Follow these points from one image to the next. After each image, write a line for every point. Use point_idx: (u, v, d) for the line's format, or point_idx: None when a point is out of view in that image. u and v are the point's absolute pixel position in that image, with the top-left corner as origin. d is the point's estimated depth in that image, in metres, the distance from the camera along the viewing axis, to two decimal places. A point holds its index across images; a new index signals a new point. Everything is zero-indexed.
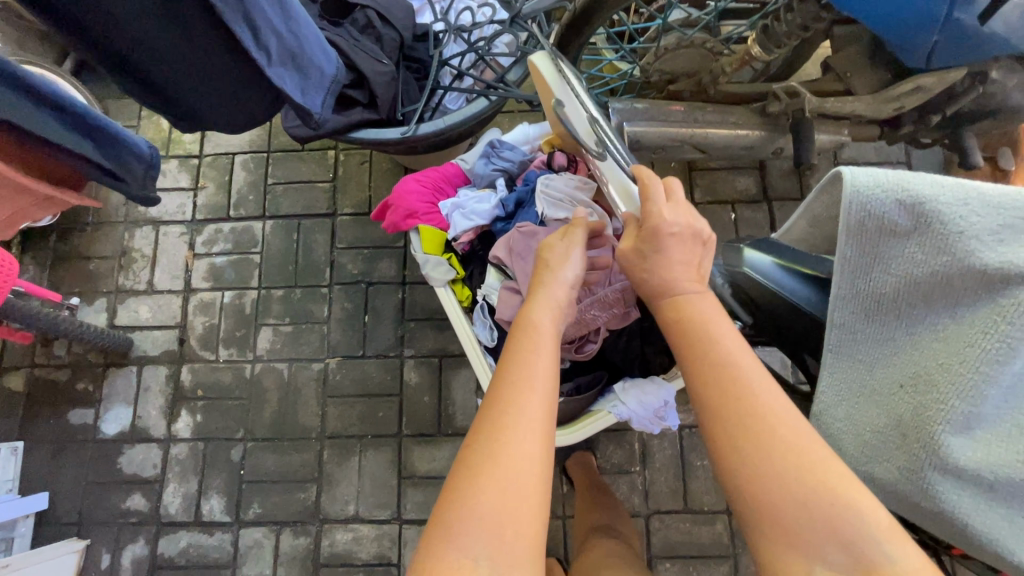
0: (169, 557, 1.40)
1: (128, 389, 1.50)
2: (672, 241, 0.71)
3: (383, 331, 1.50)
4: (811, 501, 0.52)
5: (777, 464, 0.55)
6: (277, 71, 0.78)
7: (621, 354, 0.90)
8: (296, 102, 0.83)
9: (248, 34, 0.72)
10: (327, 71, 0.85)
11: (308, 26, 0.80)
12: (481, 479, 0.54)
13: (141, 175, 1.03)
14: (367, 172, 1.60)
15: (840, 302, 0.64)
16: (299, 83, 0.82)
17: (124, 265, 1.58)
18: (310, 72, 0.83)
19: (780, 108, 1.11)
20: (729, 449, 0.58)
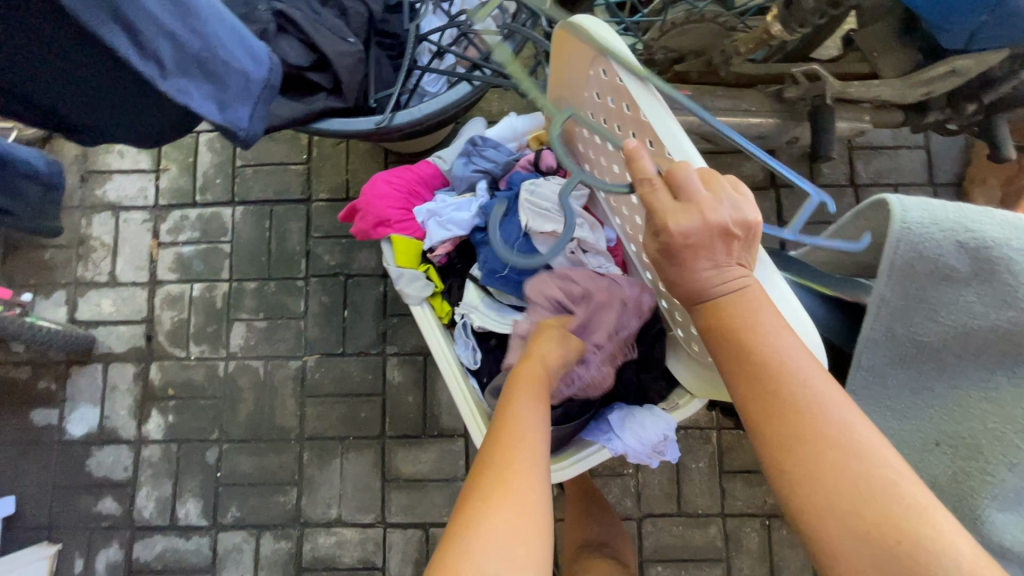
0: (145, 562, 1.35)
1: (93, 387, 1.41)
2: (694, 253, 0.55)
3: (364, 328, 1.41)
4: (871, 539, 0.46)
5: (837, 492, 0.48)
6: (177, 84, 0.66)
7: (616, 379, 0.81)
8: (214, 120, 0.72)
9: (125, 38, 0.59)
10: (254, 75, 0.74)
11: (216, 21, 0.68)
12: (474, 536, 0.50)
13: (37, 201, 0.98)
14: (344, 153, 1.47)
15: (870, 344, 0.54)
16: (214, 94, 0.70)
17: (82, 254, 1.46)
18: (228, 80, 0.71)
19: (798, 93, 0.99)
20: (777, 472, 0.52)
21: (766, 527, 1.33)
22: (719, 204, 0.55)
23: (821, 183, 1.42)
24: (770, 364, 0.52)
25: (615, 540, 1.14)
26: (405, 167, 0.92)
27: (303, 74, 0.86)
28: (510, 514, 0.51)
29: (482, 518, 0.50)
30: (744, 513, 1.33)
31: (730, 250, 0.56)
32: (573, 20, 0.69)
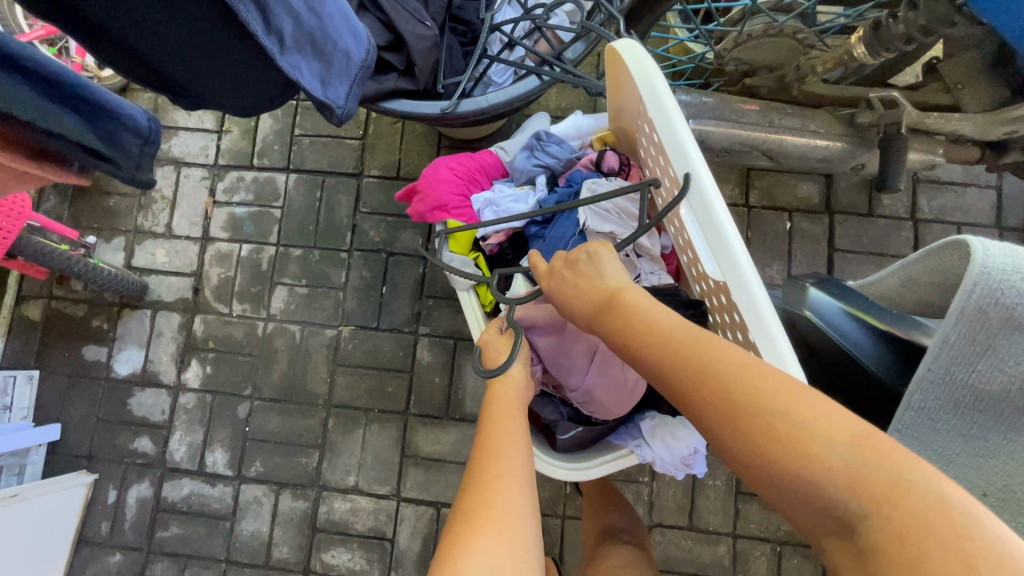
0: (171, 502, 1.42)
1: (141, 332, 1.48)
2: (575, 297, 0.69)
3: (400, 305, 1.44)
4: (780, 468, 0.47)
5: (740, 431, 0.49)
6: (291, 60, 0.68)
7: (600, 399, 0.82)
8: (317, 96, 0.73)
9: (257, 14, 0.61)
10: (354, 55, 0.76)
11: (331, 2, 0.71)
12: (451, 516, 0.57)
13: (137, 157, 0.80)
14: (399, 133, 1.50)
15: (924, 385, 0.53)
16: (320, 72, 0.73)
17: (143, 204, 1.53)
18: (333, 58, 0.73)
19: (871, 119, 0.97)
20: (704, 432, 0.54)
21: (776, 553, 1.31)
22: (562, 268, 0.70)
23: (878, 214, 1.39)
24: (670, 346, 0.57)
25: (634, 528, 1.14)
26: (465, 156, 0.94)
27: (380, 54, 0.88)
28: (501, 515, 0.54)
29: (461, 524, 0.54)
30: (755, 537, 1.32)
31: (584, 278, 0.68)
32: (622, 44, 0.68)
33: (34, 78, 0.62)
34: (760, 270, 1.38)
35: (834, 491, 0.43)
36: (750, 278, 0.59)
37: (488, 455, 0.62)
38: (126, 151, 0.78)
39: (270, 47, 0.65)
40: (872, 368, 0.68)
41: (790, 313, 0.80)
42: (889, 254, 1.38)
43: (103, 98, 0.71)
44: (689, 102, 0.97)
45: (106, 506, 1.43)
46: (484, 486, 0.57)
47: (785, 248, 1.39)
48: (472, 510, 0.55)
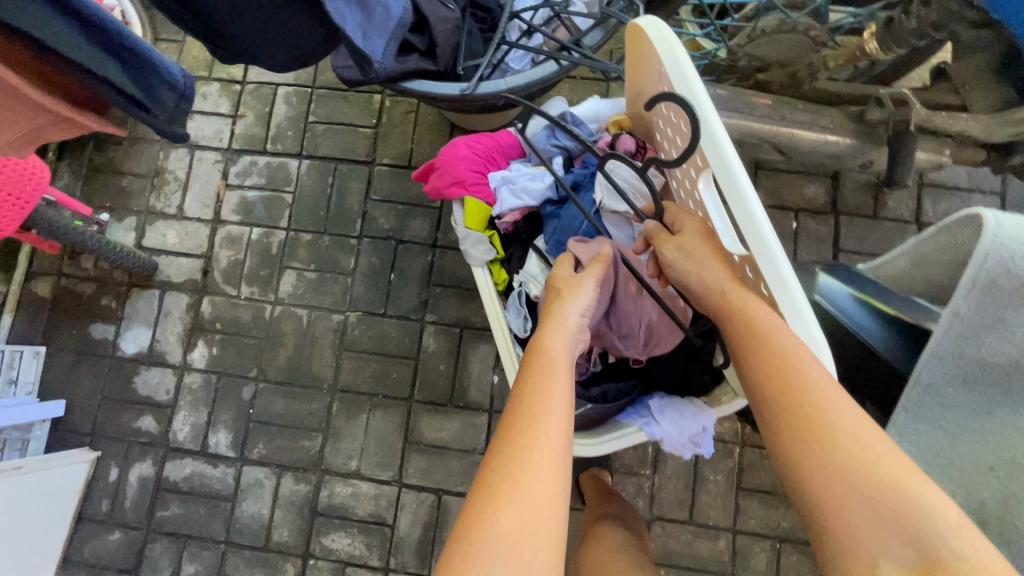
0: (173, 482, 1.41)
1: (149, 311, 1.49)
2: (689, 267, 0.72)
3: (407, 292, 1.45)
4: (871, 512, 0.51)
5: (836, 459, 0.54)
6: (338, 6, 0.69)
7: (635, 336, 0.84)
8: (357, 46, 0.73)
9: None
10: (393, 11, 0.77)
11: None
12: (503, 498, 0.55)
13: (172, 110, 0.78)
14: (412, 124, 1.52)
15: (933, 361, 0.55)
16: (360, 23, 0.73)
17: (156, 186, 1.55)
18: (374, 10, 0.73)
19: (880, 116, 0.98)
20: (794, 450, 0.56)
21: (775, 550, 1.31)
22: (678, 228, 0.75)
23: (883, 217, 1.41)
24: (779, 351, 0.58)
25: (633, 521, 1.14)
26: (484, 133, 0.95)
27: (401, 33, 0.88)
28: (539, 501, 0.55)
29: (504, 498, 0.55)
30: (755, 534, 1.32)
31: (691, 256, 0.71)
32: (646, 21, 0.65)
33: (79, 19, 0.62)
34: None
35: (934, 531, 0.49)
36: (777, 251, 0.58)
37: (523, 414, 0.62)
38: (160, 105, 0.76)
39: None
40: (879, 349, 0.69)
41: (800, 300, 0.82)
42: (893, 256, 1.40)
43: (147, 51, 0.70)
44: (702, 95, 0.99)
45: (107, 484, 1.42)
46: (515, 462, 0.57)
47: (791, 247, 1.41)
48: (502, 487, 0.56)
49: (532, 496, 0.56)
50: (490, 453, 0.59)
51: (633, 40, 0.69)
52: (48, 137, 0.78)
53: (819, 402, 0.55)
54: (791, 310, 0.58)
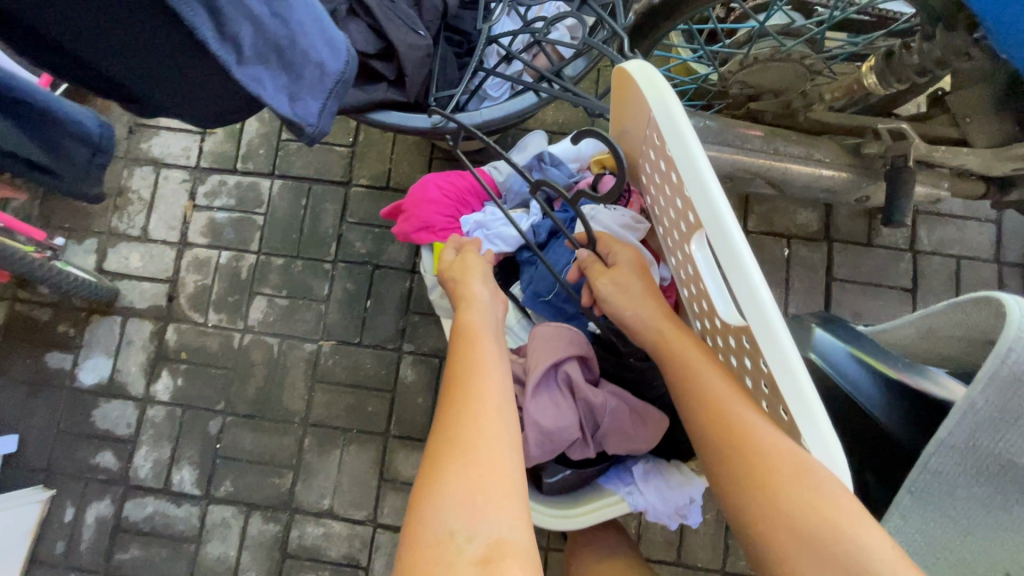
0: (133, 522, 1.33)
1: (109, 339, 1.41)
2: (630, 303, 0.73)
3: (384, 321, 1.38)
4: (812, 552, 0.49)
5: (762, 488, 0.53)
6: (250, 71, 0.63)
7: (616, 438, 0.80)
8: (282, 112, 0.68)
9: (208, 20, 0.56)
10: (332, 68, 0.70)
11: (304, 11, 0.65)
12: (448, 464, 0.59)
13: (85, 165, 0.89)
14: (390, 143, 1.45)
15: (945, 451, 0.49)
16: (287, 84, 0.67)
17: (119, 206, 1.46)
18: (303, 70, 0.67)
19: (877, 149, 0.94)
20: (736, 491, 0.55)
21: None
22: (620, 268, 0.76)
23: (877, 245, 1.37)
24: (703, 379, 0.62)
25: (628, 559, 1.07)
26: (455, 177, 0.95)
27: (368, 62, 0.84)
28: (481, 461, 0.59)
29: (450, 465, 0.59)
30: (745, 575, 1.27)
31: (629, 292, 0.74)
32: (633, 65, 0.60)
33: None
34: None
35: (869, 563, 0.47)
36: (782, 332, 0.50)
37: (461, 387, 0.67)
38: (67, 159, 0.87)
39: (226, 59, 0.60)
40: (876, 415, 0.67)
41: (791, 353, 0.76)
42: (887, 285, 1.35)
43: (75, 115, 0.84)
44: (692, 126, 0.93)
45: (63, 524, 1.34)
46: (457, 426, 0.62)
47: (783, 275, 1.36)
48: (443, 460, 0.60)
49: (473, 463, 0.59)
50: (437, 428, 0.64)
51: (618, 83, 0.64)
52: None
53: (727, 403, 0.58)
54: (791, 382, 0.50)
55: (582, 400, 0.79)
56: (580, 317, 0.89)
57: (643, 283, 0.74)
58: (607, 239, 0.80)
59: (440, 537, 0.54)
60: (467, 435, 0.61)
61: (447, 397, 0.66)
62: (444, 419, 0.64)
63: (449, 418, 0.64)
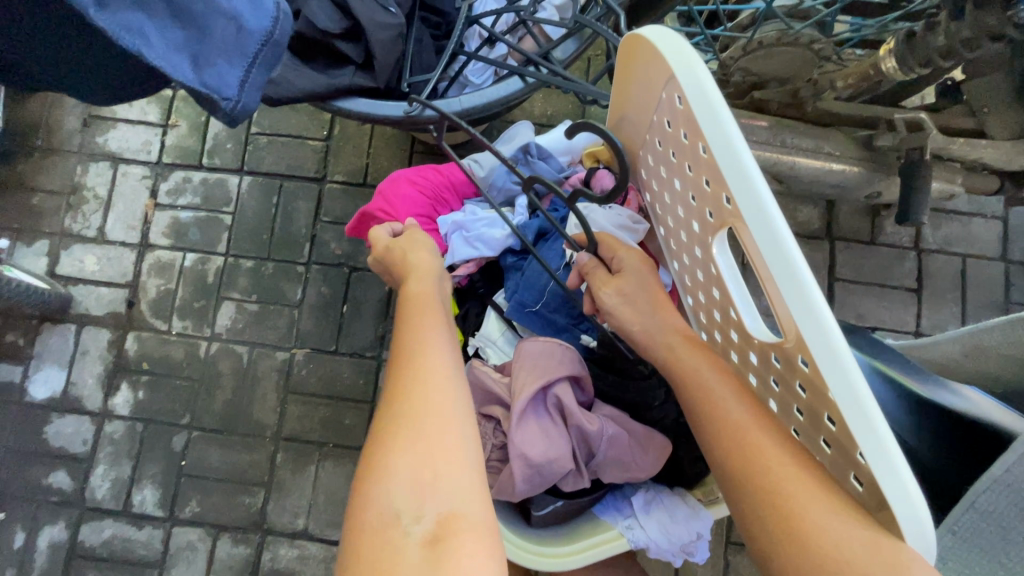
0: (90, 547, 1.23)
1: (63, 349, 1.30)
2: (630, 313, 0.66)
3: (362, 327, 1.29)
4: None
5: (789, 532, 0.44)
6: (121, 19, 0.50)
7: (609, 466, 0.73)
8: (184, 80, 0.55)
9: None
10: (248, 24, 0.57)
11: None
12: (393, 439, 0.51)
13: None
14: (368, 136, 1.36)
15: (1001, 488, 0.43)
16: (186, 40, 0.54)
17: (73, 204, 1.35)
18: (207, 26, 0.55)
19: (891, 142, 0.85)
20: (763, 541, 0.46)
21: None
22: (625, 277, 0.68)
23: (881, 243, 1.30)
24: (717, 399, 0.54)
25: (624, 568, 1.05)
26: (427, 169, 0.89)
27: (332, 43, 0.75)
28: (434, 423, 0.52)
29: (394, 442, 0.51)
30: None
31: (632, 304, 0.66)
32: (647, 30, 0.50)
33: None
34: None
35: None
36: (847, 361, 0.38)
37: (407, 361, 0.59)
38: None
39: (80, 1, 0.48)
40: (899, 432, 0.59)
41: None
42: (893, 286, 1.29)
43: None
44: None
45: (12, 551, 1.23)
46: (403, 399, 0.54)
47: None
48: (387, 436, 0.52)
49: (425, 432, 0.51)
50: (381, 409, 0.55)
51: (627, 55, 0.54)
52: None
53: (744, 433, 0.50)
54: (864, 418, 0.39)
55: (575, 427, 0.72)
56: (572, 329, 0.82)
57: (646, 295, 0.66)
58: (610, 240, 0.71)
59: (386, 520, 0.47)
60: (413, 406, 0.53)
61: (398, 367, 0.59)
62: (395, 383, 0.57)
63: (394, 394, 0.56)
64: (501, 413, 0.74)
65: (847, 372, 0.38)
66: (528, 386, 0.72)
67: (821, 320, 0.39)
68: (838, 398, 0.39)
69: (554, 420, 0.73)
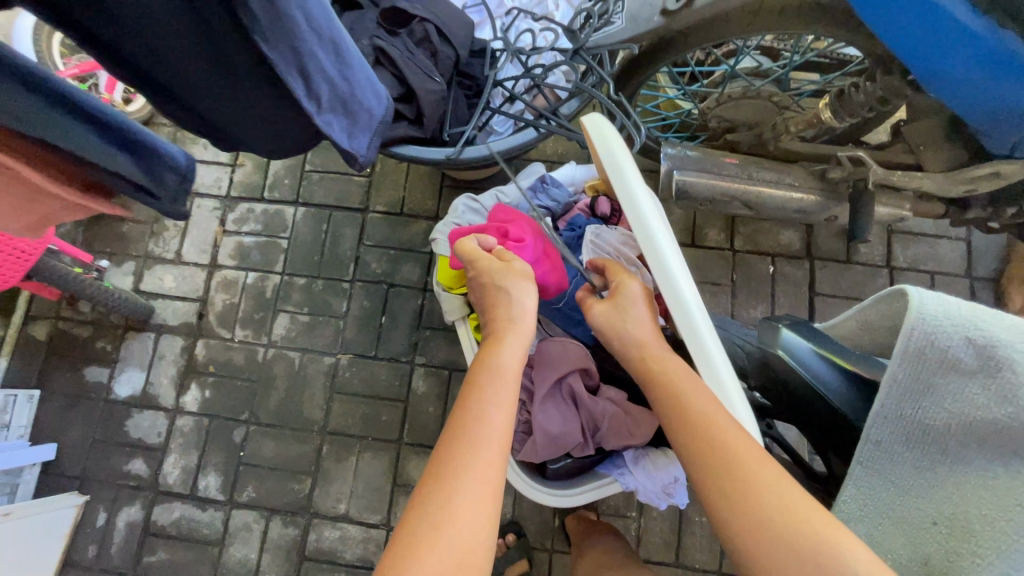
0: (161, 526, 1.42)
1: (143, 354, 1.52)
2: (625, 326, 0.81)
3: (398, 336, 1.49)
4: (782, 544, 0.57)
5: (735, 491, 0.61)
6: (326, 119, 0.76)
7: (610, 436, 0.90)
8: (343, 147, 0.82)
9: (301, 83, 0.68)
10: (376, 112, 0.85)
11: (362, 69, 0.78)
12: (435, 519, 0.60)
13: None
14: (404, 173, 1.59)
15: (879, 420, 0.58)
16: (347, 127, 0.80)
17: (155, 231, 1.60)
18: (359, 116, 0.81)
19: (841, 175, 1.05)
20: (716, 493, 0.63)
21: None
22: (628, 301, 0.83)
23: (856, 262, 1.47)
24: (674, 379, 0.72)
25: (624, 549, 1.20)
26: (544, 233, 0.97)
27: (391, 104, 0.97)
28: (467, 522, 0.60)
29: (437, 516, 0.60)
30: None
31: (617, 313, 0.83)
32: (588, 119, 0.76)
33: (24, 80, 0.59)
34: (744, 311, 1.45)
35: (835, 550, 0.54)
36: (704, 338, 0.67)
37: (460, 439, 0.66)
38: None
39: (309, 110, 0.73)
40: (834, 399, 0.76)
41: (763, 352, 0.85)
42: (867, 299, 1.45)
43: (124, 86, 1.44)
44: (674, 155, 1.06)
45: (95, 529, 1.42)
46: (451, 479, 0.62)
47: (768, 291, 1.47)
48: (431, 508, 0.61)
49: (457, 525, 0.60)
50: (429, 474, 0.64)
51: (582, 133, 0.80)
52: (63, 220, 0.78)
53: (704, 412, 0.66)
54: (702, 353, 0.68)
55: (582, 402, 0.91)
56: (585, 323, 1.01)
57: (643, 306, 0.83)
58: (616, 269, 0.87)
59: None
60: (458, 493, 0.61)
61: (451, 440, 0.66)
62: (447, 450, 0.65)
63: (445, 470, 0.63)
64: (524, 395, 0.93)
65: (704, 341, 0.67)
66: (545, 369, 0.91)
67: (686, 314, 0.68)
68: (699, 356, 0.68)
69: (565, 396, 0.92)
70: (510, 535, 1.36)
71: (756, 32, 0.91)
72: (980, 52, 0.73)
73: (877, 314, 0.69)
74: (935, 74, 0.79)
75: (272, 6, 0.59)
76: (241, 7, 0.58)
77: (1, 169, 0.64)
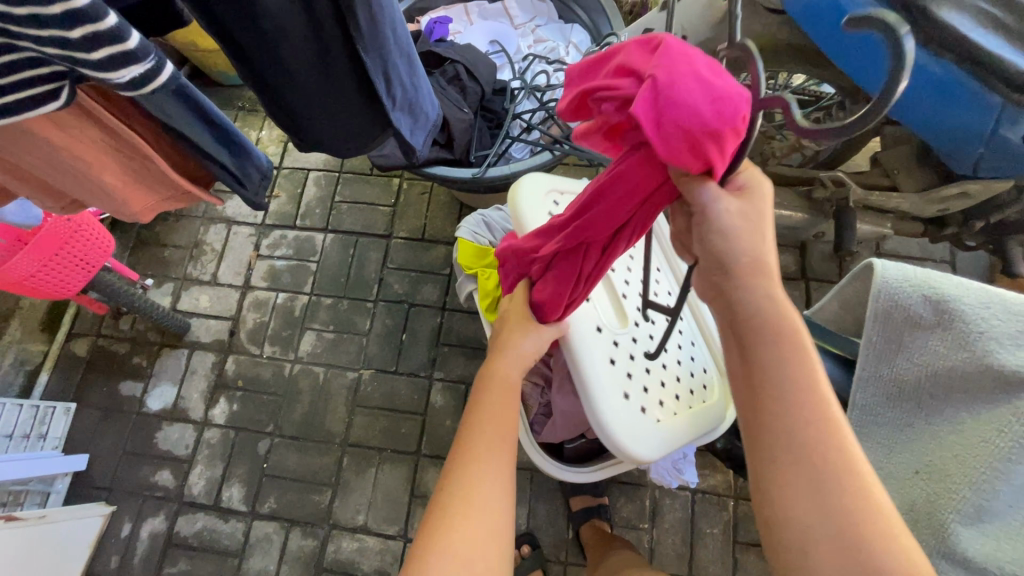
0: (183, 537, 1.45)
1: (176, 369, 1.61)
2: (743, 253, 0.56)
3: (418, 351, 1.58)
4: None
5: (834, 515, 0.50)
6: (398, 115, 0.90)
7: None
8: (405, 139, 0.96)
9: (383, 83, 0.82)
10: (431, 116, 1.00)
11: (425, 81, 0.95)
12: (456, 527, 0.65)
13: None
14: (425, 203, 1.73)
15: (862, 384, 0.66)
16: (411, 126, 0.95)
17: (194, 256, 1.72)
18: (420, 117, 0.97)
19: (826, 195, 1.16)
20: (811, 507, 0.51)
21: None
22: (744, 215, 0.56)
23: None
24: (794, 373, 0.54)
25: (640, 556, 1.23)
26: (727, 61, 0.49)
27: None
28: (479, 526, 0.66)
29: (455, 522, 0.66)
30: None
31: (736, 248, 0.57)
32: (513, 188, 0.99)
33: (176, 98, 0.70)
34: None
35: None
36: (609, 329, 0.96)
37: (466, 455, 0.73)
38: None
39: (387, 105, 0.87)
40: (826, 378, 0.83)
41: None
42: None
43: None
44: None
45: (119, 540, 1.46)
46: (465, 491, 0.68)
47: None
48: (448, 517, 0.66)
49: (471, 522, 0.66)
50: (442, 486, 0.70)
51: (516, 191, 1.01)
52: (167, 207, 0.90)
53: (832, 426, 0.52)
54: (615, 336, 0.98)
55: None
56: None
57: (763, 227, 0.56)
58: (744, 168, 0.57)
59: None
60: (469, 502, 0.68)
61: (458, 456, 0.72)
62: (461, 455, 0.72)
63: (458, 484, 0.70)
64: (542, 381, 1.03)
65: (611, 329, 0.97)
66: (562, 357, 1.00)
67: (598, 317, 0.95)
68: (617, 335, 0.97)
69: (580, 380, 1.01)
70: (525, 547, 1.38)
71: (739, 70, 1.06)
72: (931, 82, 0.85)
73: (855, 290, 0.78)
74: (897, 104, 0.92)
75: (373, 22, 0.74)
76: (352, 18, 0.72)
77: (135, 157, 0.77)
